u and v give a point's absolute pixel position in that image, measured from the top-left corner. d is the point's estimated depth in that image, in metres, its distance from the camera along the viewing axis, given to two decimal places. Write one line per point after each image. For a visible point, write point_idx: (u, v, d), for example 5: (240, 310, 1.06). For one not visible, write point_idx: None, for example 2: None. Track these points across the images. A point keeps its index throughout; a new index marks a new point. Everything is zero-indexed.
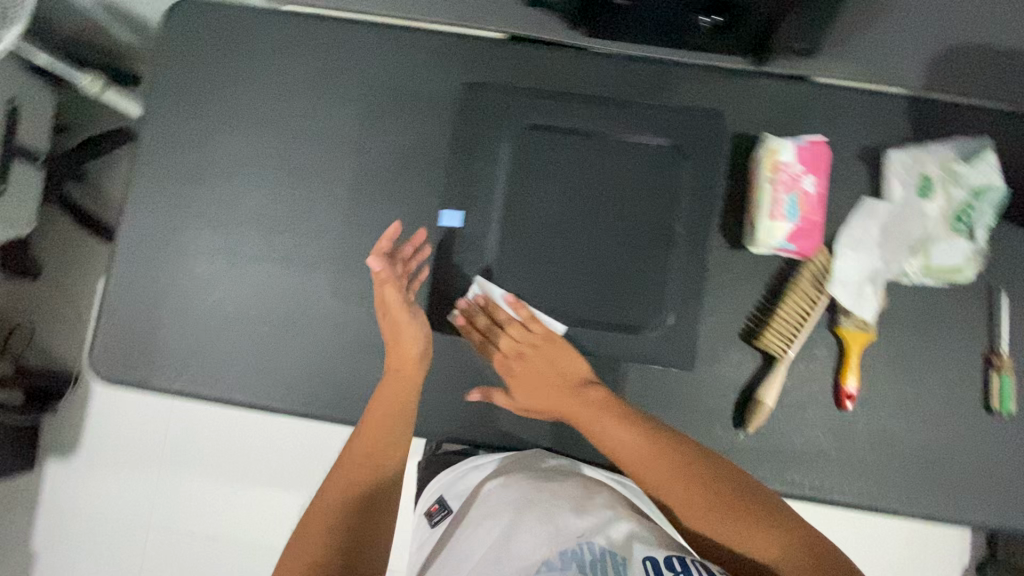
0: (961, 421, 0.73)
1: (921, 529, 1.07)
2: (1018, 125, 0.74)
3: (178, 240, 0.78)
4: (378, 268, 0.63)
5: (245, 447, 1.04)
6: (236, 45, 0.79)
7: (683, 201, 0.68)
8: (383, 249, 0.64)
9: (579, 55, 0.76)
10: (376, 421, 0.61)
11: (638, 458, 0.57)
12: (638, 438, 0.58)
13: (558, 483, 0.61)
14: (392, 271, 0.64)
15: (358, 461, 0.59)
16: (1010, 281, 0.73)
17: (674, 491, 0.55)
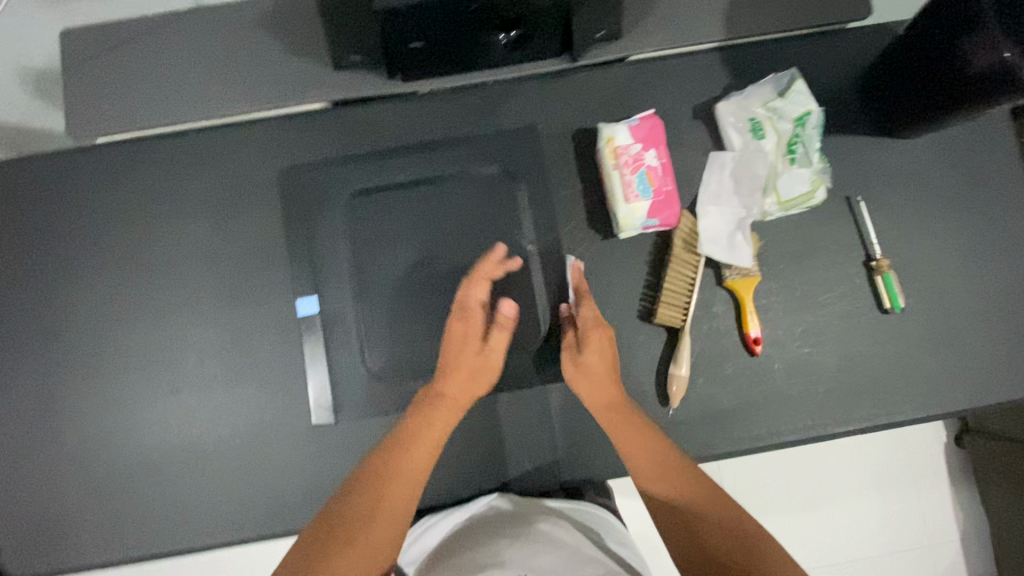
0: (866, 329, 0.76)
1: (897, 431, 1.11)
2: (820, 47, 0.79)
3: (61, 406, 0.73)
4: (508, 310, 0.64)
5: None
6: (61, 191, 0.76)
7: (524, 217, 0.75)
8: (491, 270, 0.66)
9: (393, 105, 0.76)
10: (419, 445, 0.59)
11: (628, 428, 0.62)
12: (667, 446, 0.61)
13: (536, 532, 0.61)
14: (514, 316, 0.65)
15: (396, 479, 0.56)
16: (861, 188, 0.77)
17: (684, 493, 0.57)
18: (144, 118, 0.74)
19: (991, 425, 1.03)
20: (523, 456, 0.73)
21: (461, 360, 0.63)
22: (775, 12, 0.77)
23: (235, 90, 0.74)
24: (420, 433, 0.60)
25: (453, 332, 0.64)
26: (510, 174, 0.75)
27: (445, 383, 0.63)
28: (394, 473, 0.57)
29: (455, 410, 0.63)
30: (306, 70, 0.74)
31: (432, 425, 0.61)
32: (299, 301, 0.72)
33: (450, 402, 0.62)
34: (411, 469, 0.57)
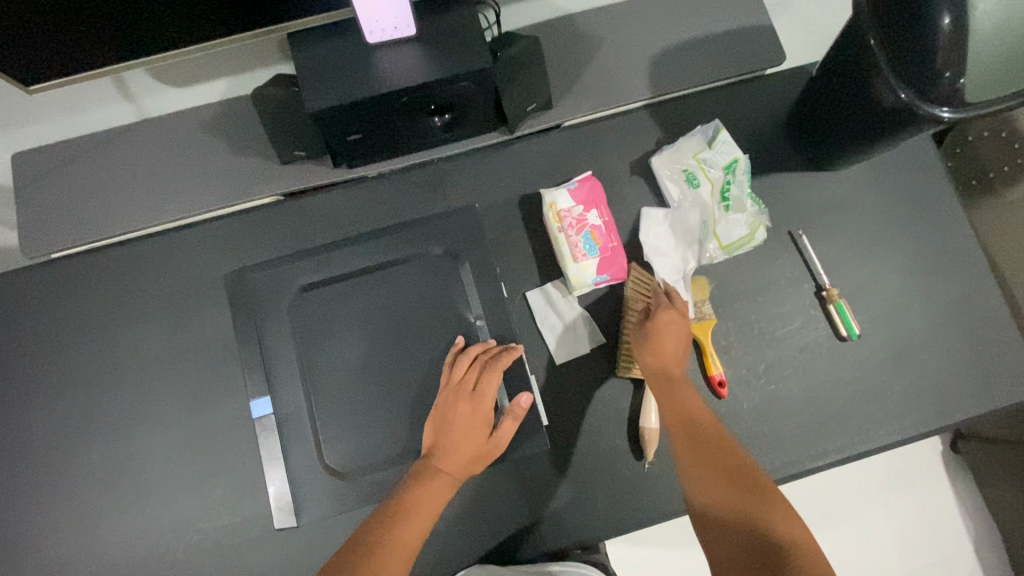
0: (828, 357, 0.77)
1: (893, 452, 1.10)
2: (741, 95, 0.84)
3: (18, 532, 0.71)
4: (525, 403, 0.67)
5: None
6: (14, 312, 0.76)
7: (472, 296, 0.73)
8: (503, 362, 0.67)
9: (338, 192, 0.78)
10: (424, 507, 0.60)
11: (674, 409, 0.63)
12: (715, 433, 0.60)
13: None
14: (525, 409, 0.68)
15: (411, 523, 0.59)
16: (802, 222, 0.80)
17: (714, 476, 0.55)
18: (97, 230, 0.76)
19: (982, 435, 1.02)
20: (501, 530, 0.71)
21: (465, 444, 0.64)
22: (694, 68, 0.82)
23: (185, 193, 0.76)
24: (420, 499, 0.61)
25: (463, 414, 0.65)
26: (455, 258, 0.74)
27: (447, 460, 0.63)
28: (391, 546, 0.57)
29: (452, 486, 0.63)
30: (255, 168, 0.76)
31: (430, 495, 0.61)
32: (252, 403, 0.71)
33: (450, 479, 0.63)
34: (407, 546, 0.57)
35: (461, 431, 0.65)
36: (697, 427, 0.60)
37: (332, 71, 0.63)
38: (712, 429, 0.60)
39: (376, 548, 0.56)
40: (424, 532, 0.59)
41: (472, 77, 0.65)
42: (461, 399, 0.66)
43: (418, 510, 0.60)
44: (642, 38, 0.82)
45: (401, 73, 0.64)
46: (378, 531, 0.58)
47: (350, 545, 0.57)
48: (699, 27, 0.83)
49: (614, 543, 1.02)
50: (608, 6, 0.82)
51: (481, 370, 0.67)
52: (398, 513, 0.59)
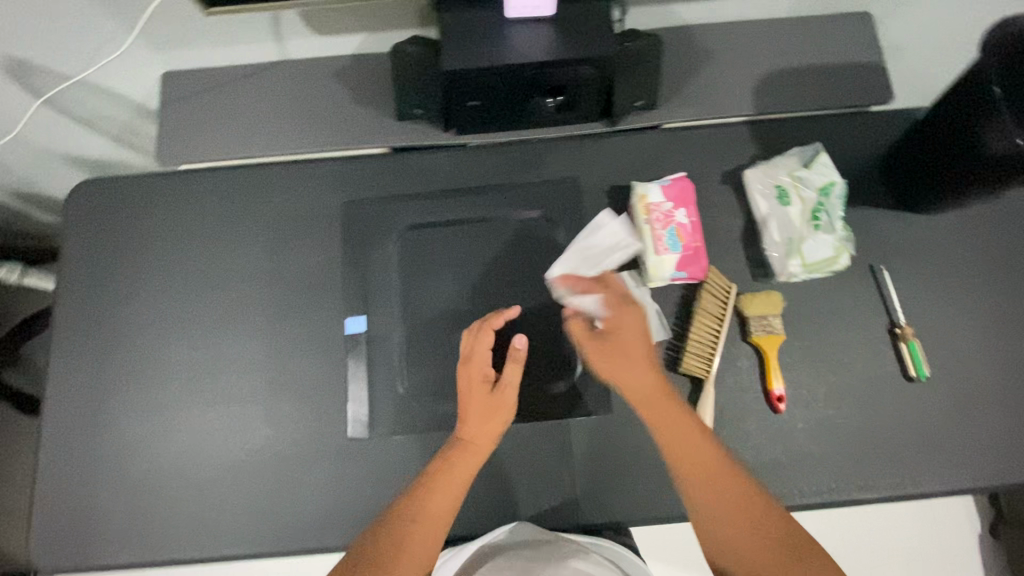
0: (891, 394, 0.76)
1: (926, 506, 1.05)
2: (843, 126, 0.85)
3: (105, 406, 0.78)
4: (520, 345, 0.69)
5: None
6: (135, 209, 0.83)
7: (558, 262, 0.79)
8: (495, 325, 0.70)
9: (449, 151, 0.83)
10: (440, 476, 0.64)
11: (682, 443, 0.62)
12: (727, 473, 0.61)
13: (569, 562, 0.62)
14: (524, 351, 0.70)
15: (428, 498, 0.63)
16: (886, 258, 0.80)
17: (737, 534, 0.59)
18: (223, 150, 0.83)
19: None
20: (542, 495, 0.73)
21: (475, 405, 0.68)
22: (801, 92, 0.84)
23: (305, 131, 0.83)
24: (440, 467, 0.65)
25: (465, 379, 0.69)
26: (551, 220, 0.80)
27: (462, 427, 0.67)
28: (423, 516, 0.62)
29: (472, 448, 0.66)
30: (372, 118, 0.82)
31: (448, 460, 0.66)
32: (348, 320, 0.77)
33: (465, 443, 0.66)
34: (437, 513, 0.62)
35: (467, 397, 0.68)
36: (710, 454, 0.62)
37: (469, 38, 0.69)
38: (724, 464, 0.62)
39: (408, 518, 0.61)
40: (455, 496, 0.64)
41: (594, 62, 0.69)
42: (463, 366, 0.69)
43: (445, 479, 0.64)
44: (755, 56, 0.84)
45: (531, 48, 0.69)
46: (409, 504, 0.63)
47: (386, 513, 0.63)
48: (813, 54, 0.85)
49: (642, 529, 0.90)
50: (727, 22, 0.85)
51: (478, 334, 0.70)
52: (427, 483, 0.64)
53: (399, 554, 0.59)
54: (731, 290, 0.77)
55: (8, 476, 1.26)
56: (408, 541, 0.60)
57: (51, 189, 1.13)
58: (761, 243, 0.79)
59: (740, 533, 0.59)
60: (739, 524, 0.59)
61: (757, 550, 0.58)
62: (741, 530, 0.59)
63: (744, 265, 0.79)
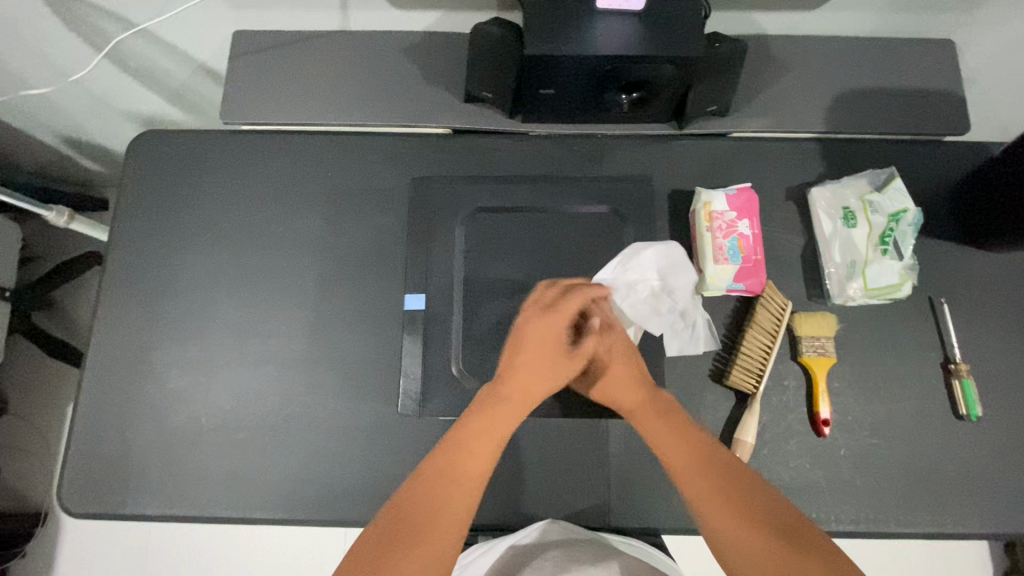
0: (938, 430, 0.75)
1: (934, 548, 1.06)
2: (913, 154, 0.83)
3: (146, 359, 0.78)
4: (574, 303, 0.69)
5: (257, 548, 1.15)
6: (194, 165, 0.83)
7: None
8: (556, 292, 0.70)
9: (515, 140, 0.82)
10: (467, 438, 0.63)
11: (673, 439, 0.63)
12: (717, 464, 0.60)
13: None
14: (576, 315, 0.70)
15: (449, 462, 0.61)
16: (946, 292, 0.79)
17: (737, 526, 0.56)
18: (286, 114, 0.82)
19: None
20: (576, 493, 0.72)
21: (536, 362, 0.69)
22: (876, 114, 0.82)
23: (370, 102, 0.81)
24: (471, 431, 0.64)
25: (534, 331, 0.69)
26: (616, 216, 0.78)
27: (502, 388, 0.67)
28: (452, 483, 0.60)
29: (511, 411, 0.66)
30: (438, 98, 0.81)
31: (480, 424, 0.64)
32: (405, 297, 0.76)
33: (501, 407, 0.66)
34: (467, 478, 0.61)
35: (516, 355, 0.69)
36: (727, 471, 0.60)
37: (553, 24, 0.67)
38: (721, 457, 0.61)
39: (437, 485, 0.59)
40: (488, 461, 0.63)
41: (677, 60, 0.68)
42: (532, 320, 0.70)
43: (482, 440, 0.63)
44: (834, 74, 0.83)
45: (616, 39, 0.67)
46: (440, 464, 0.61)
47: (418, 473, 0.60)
48: (892, 76, 0.83)
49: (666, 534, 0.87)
50: (808, 36, 0.83)
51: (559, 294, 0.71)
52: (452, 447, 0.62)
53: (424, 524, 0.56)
54: (787, 307, 0.75)
55: (29, 418, 1.28)
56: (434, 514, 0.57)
57: (103, 137, 1.12)
58: (822, 264, 0.77)
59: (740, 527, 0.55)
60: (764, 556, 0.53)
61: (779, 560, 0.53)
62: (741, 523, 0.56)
63: (802, 284, 0.78)
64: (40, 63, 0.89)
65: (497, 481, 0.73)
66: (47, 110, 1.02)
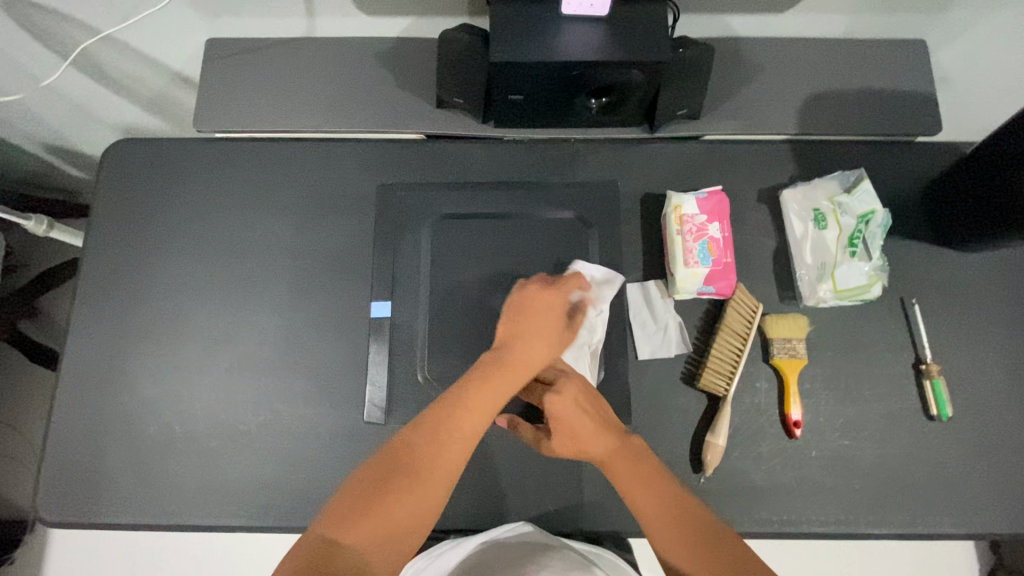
0: (909, 430, 0.75)
1: (921, 548, 1.05)
2: (885, 155, 0.84)
3: (120, 367, 0.78)
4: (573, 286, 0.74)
5: (232, 562, 1.09)
6: (167, 173, 0.83)
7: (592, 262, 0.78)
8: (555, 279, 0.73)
9: (487, 145, 0.83)
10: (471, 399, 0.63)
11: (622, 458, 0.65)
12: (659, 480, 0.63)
13: None
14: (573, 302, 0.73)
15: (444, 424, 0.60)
16: (918, 292, 0.79)
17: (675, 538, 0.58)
18: (257, 121, 0.82)
19: None
20: (548, 498, 0.73)
21: (537, 332, 0.70)
22: (848, 115, 0.82)
23: (342, 109, 0.82)
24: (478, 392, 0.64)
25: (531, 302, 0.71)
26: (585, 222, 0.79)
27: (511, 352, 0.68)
28: (439, 449, 0.59)
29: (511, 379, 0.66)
30: (410, 103, 0.82)
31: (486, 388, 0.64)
32: (375, 303, 0.77)
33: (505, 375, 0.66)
34: (450, 449, 0.59)
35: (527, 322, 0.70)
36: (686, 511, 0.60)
37: (517, 30, 0.68)
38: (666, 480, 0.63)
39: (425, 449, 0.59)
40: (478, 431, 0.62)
41: (644, 66, 0.69)
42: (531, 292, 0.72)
43: (484, 402, 0.63)
44: (804, 76, 0.83)
45: (583, 45, 0.68)
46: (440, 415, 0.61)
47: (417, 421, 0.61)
48: (862, 77, 0.83)
49: None
50: (779, 38, 0.84)
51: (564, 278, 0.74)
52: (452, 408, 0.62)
53: (422, 469, 0.57)
54: (758, 310, 0.75)
55: (15, 426, 1.28)
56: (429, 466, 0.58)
57: (82, 144, 1.12)
58: (793, 267, 0.78)
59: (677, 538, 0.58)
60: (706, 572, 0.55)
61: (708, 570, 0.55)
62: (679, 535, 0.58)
63: (773, 286, 0.78)
64: (13, 72, 0.89)
65: (469, 486, 0.73)
66: (24, 118, 1.02)
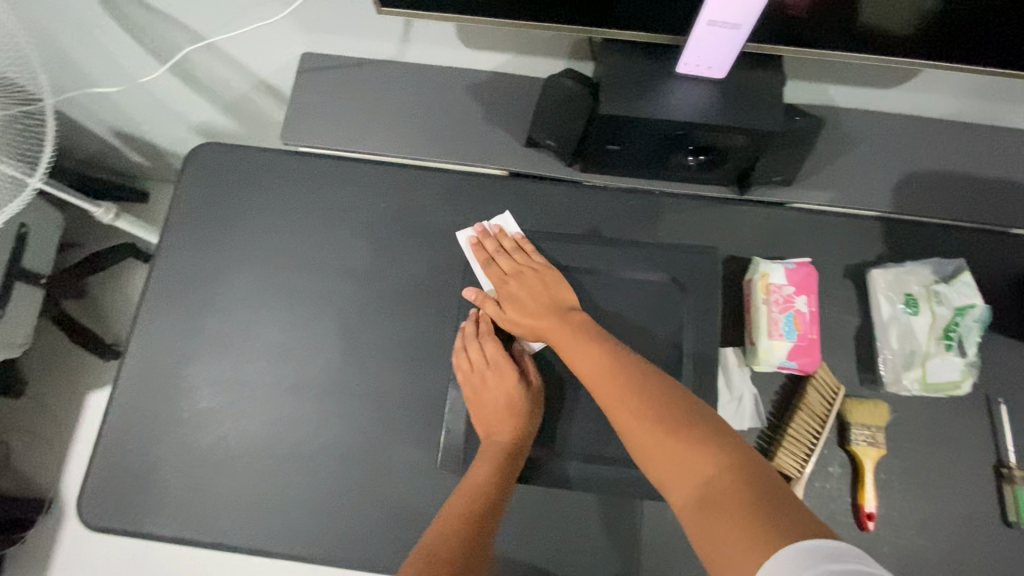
0: (988, 536, 0.72)
1: None
2: (982, 244, 0.81)
3: (181, 374, 0.77)
4: (473, 234, 0.79)
5: None
6: (248, 181, 0.83)
7: (683, 330, 0.75)
8: (478, 333, 0.75)
9: (575, 190, 0.81)
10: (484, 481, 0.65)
11: (572, 349, 0.67)
12: (608, 363, 0.64)
13: None
14: (486, 236, 0.78)
15: (464, 513, 0.63)
16: (1005, 391, 0.76)
17: (634, 421, 0.60)
18: (343, 140, 0.81)
19: None
20: (605, 562, 0.70)
21: (503, 401, 0.70)
22: (946, 199, 0.80)
23: (430, 137, 0.81)
24: (490, 474, 0.66)
25: (478, 371, 0.73)
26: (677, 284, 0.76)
27: (504, 430, 0.69)
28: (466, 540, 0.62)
29: (514, 455, 0.67)
30: (499, 139, 0.81)
31: (500, 469, 0.66)
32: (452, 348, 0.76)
33: (514, 452, 0.67)
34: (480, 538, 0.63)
35: (492, 392, 0.71)
36: (626, 376, 0.63)
37: (628, 85, 0.67)
38: (613, 359, 0.64)
39: (454, 536, 0.62)
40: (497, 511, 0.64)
41: (753, 133, 0.67)
42: (466, 388, 0.72)
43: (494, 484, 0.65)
44: (904, 154, 0.81)
45: (693, 106, 0.67)
46: (461, 511, 0.63)
47: (443, 516, 0.64)
48: (963, 162, 0.81)
49: None
50: (879, 114, 0.82)
51: (486, 327, 0.75)
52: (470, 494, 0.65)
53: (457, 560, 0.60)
54: (839, 392, 0.72)
55: (46, 405, 1.27)
56: (471, 544, 0.62)
57: (156, 136, 1.13)
58: (878, 349, 0.75)
59: (636, 421, 0.60)
60: (664, 446, 0.57)
61: (664, 442, 0.57)
62: (637, 418, 0.60)
63: (854, 367, 0.76)
64: (107, 65, 0.90)
65: (523, 542, 0.70)
66: (107, 107, 1.03)
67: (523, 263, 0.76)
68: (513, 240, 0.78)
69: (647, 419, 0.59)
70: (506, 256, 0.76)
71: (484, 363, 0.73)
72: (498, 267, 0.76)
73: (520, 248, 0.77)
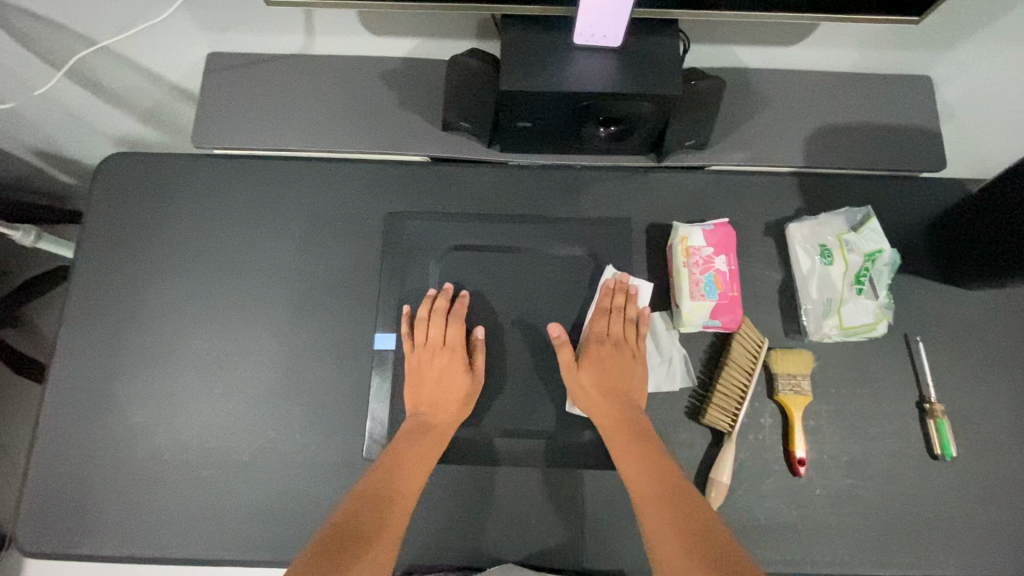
0: (913, 469, 0.75)
1: None
2: (892, 191, 0.83)
3: (109, 390, 0.75)
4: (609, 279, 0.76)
5: None
6: (164, 188, 0.81)
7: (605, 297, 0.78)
8: (439, 313, 0.74)
9: (496, 171, 0.81)
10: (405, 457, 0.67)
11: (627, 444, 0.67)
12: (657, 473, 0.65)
13: None
14: (616, 287, 0.75)
15: (383, 487, 0.64)
16: (922, 330, 0.79)
17: (662, 533, 0.60)
18: (256, 139, 0.80)
19: None
20: (549, 533, 0.71)
21: (440, 389, 0.71)
22: (856, 150, 0.82)
23: (344, 127, 0.80)
24: (414, 452, 0.67)
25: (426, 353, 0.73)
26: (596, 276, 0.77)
27: (432, 413, 0.70)
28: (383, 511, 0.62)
29: (439, 437, 0.69)
30: (414, 124, 0.80)
31: (424, 447, 0.68)
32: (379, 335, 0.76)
33: (439, 435, 0.69)
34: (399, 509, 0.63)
35: (434, 377, 0.72)
36: (673, 490, 0.63)
37: (528, 59, 0.67)
38: (665, 472, 0.64)
39: (372, 509, 0.62)
40: (417, 487, 0.65)
41: (655, 99, 0.68)
42: (410, 364, 0.73)
43: (416, 462, 0.67)
44: (812, 109, 0.83)
45: (595, 76, 0.67)
46: (377, 485, 0.64)
47: (361, 489, 0.64)
48: (870, 112, 0.83)
49: None
50: (787, 72, 0.83)
51: (442, 308, 0.74)
52: (391, 469, 0.65)
53: (371, 530, 0.60)
54: (763, 345, 0.74)
55: None
56: (387, 515, 0.62)
57: (76, 152, 1.09)
58: (800, 301, 0.77)
59: (664, 535, 0.59)
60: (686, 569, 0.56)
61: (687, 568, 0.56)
62: (666, 533, 0.59)
63: (779, 321, 0.78)
64: (6, 80, 0.87)
65: (467, 521, 0.71)
66: (17, 124, 0.99)
67: (613, 330, 0.74)
68: (636, 311, 0.76)
69: (677, 535, 0.59)
70: (610, 320, 0.74)
71: (433, 345, 0.72)
72: (606, 325, 0.74)
73: (636, 322, 0.75)
